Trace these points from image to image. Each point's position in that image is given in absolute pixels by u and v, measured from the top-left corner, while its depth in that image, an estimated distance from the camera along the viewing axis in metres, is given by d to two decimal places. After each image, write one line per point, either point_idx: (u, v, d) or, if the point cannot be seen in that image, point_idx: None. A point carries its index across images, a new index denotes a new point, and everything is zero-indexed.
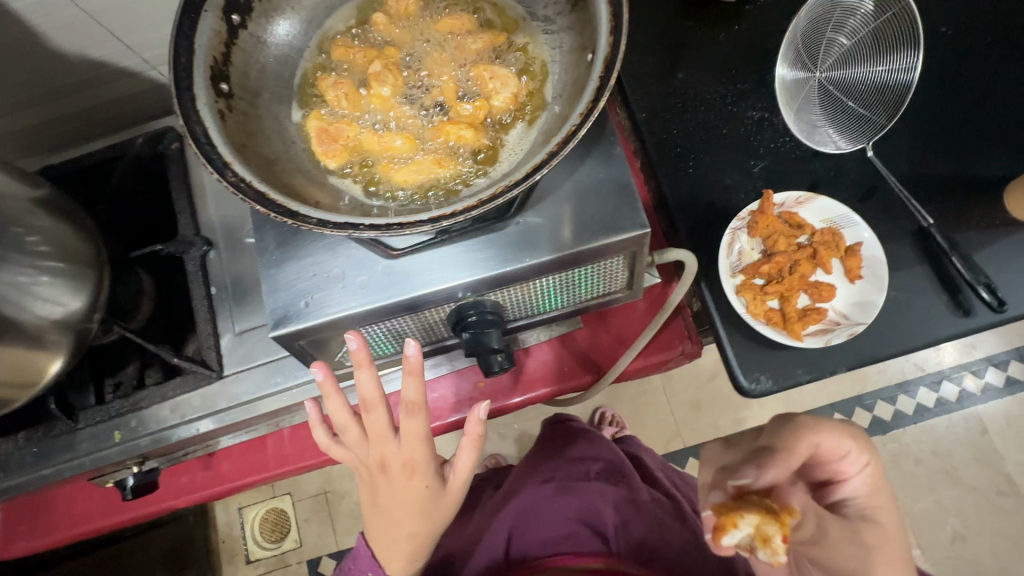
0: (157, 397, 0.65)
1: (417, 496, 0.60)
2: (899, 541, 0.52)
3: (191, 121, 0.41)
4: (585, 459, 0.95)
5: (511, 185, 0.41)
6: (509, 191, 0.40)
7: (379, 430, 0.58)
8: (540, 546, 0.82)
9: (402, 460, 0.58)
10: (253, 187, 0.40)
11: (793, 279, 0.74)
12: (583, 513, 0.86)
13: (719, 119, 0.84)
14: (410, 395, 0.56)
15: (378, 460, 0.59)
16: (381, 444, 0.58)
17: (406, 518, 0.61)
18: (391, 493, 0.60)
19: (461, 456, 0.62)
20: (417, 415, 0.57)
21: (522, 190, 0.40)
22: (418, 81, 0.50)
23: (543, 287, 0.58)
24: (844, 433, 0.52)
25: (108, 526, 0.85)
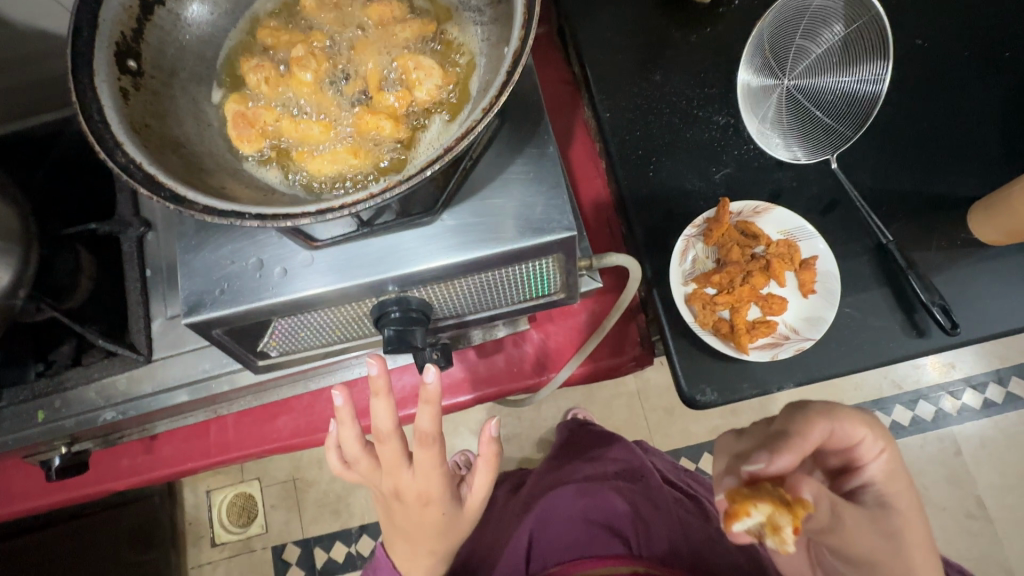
0: (83, 379, 0.64)
1: (431, 518, 0.59)
2: (917, 525, 0.51)
3: (85, 98, 0.39)
4: (602, 466, 0.97)
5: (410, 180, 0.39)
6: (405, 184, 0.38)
7: (392, 465, 0.56)
8: (560, 551, 0.80)
9: (416, 492, 0.57)
10: (143, 170, 0.38)
11: (745, 290, 0.72)
12: (603, 516, 0.83)
13: (684, 123, 0.82)
14: (423, 427, 0.54)
15: (391, 487, 0.57)
16: (394, 474, 0.56)
17: (428, 535, 0.61)
18: (408, 517, 0.59)
19: (477, 475, 0.62)
20: (430, 448, 0.54)
21: (414, 186, 0.40)
22: (342, 68, 0.48)
23: (473, 286, 0.56)
24: (861, 421, 0.49)
25: (47, 504, 0.84)
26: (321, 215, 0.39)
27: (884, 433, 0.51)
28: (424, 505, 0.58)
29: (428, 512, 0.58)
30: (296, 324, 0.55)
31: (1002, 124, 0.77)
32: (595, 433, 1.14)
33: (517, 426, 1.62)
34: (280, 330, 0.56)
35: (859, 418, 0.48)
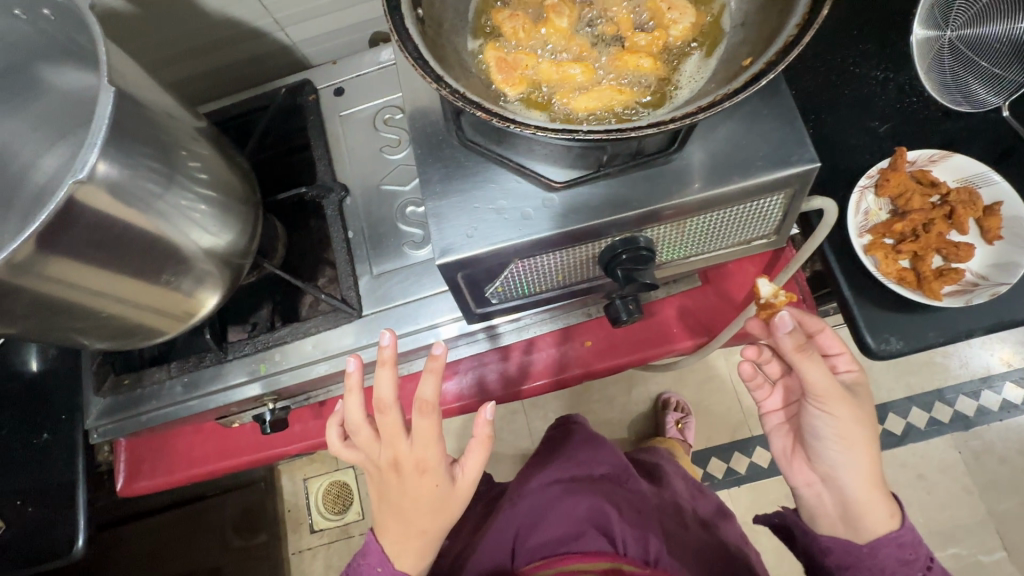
0: (300, 333, 0.68)
1: (419, 496, 0.58)
2: (865, 410, 0.61)
3: (404, 38, 0.43)
4: (588, 463, 0.96)
5: (718, 100, 0.41)
6: (725, 100, 0.40)
7: (388, 437, 0.57)
8: (546, 547, 0.81)
9: (414, 462, 0.57)
10: (467, 98, 0.41)
11: (929, 237, 0.72)
12: (591, 515, 0.84)
13: (841, 80, 0.82)
14: (425, 396, 0.55)
15: (385, 464, 0.58)
16: (393, 444, 0.57)
17: (413, 514, 0.59)
18: (401, 493, 0.59)
19: (470, 454, 0.62)
20: (430, 415, 0.56)
21: (727, 102, 0.41)
22: (593, 15, 0.51)
23: (698, 227, 0.57)
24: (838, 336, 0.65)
25: (224, 467, 0.89)
26: None
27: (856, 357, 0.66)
28: (420, 475, 0.58)
29: (422, 493, 0.58)
30: (526, 269, 0.58)
31: None
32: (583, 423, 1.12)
33: (607, 411, 1.62)
34: (512, 274, 0.58)
35: (834, 331, 0.65)
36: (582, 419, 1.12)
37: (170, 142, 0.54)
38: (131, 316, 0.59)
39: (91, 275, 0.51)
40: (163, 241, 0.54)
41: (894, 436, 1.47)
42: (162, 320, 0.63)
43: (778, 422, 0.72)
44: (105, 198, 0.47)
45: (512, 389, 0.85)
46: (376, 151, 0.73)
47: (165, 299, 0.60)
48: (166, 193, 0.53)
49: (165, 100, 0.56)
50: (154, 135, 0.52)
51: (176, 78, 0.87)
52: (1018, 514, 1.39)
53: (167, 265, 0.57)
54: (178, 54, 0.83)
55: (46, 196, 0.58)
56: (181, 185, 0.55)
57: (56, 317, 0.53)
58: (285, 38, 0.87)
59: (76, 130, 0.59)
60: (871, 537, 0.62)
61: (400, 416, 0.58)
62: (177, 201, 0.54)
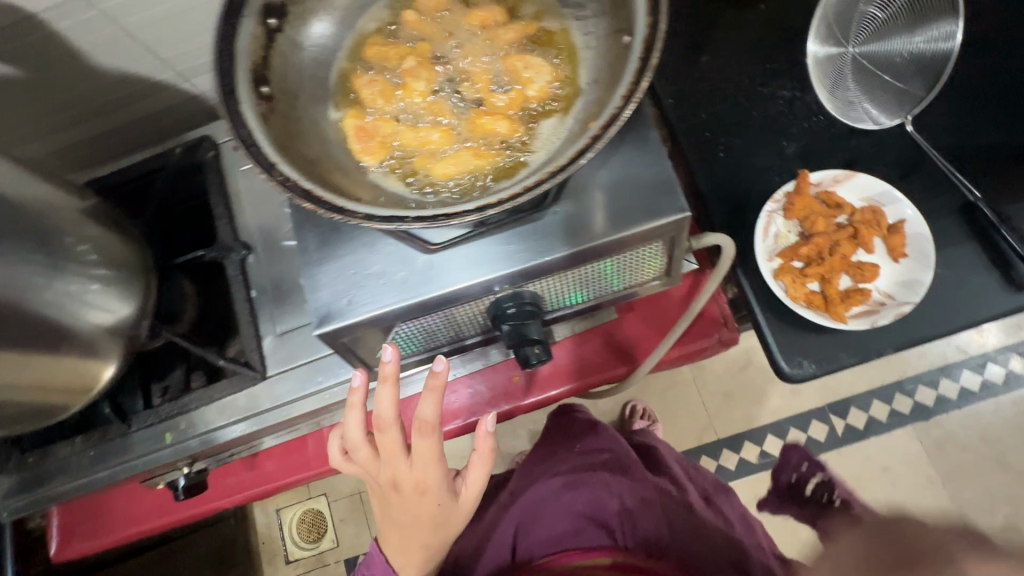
0: (204, 399, 0.67)
1: (425, 512, 0.57)
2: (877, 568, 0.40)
3: (237, 124, 0.42)
4: (588, 454, 0.93)
5: (546, 177, 0.41)
6: (554, 177, 0.40)
7: (389, 459, 0.53)
8: (547, 543, 0.83)
9: (415, 483, 0.54)
10: (300, 186, 0.40)
11: (834, 260, 0.72)
12: (589, 508, 0.86)
13: (749, 102, 0.82)
14: (424, 415, 0.51)
15: (386, 481, 0.55)
16: (392, 463, 0.53)
17: (421, 529, 0.58)
18: (403, 509, 0.57)
19: (471, 471, 0.59)
20: (430, 435, 0.52)
21: (561, 177, 0.41)
22: (453, 75, 0.50)
23: (585, 275, 0.57)
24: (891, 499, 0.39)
25: (160, 526, 0.88)
26: (477, 212, 0.40)
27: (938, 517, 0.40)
28: (423, 494, 0.55)
29: (426, 509, 0.56)
30: (415, 328, 0.57)
31: None
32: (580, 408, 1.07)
33: None
34: (400, 334, 0.58)
35: None
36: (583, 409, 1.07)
37: (54, 229, 0.55)
38: (40, 400, 0.58)
39: None
40: (56, 327, 0.55)
41: (858, 431, 1.47)
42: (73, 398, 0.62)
43: None
44: None
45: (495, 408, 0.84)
46: (277, 204, 0.73)
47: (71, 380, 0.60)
48: (54, 283, 0.53)
49: (41, 187, 0.56)
50: (29, 227, 0.52)
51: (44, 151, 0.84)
52: (981, 501, 1.40)
53: (67, 348, 0.57)
54: (49, 127, 0.81)
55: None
56: (74, 271, 0.56)
57: None
58: (193, 88, 0.85)
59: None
60: None
61: (400, 434, 0.53)
62: (70, 287, 0.55)
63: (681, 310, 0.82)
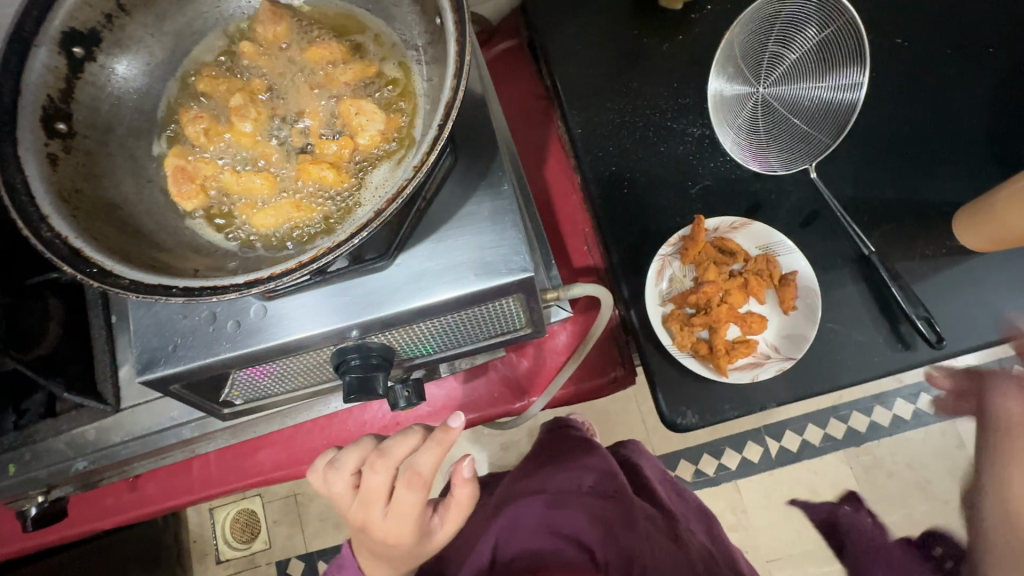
0: (53, 431, 0.64)
1: (397, 548, 0.56)
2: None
3: (8, 168, 0.38)
4: (575, 471, 0.89)
5: (328, 252, 0.38)
6: (330, 255, 0.37)
7: (375, 502, 0.53)
8: (523, 559, 0.78)
9: (386, 533, 0.54)
10: (69, 244, 0.37)
11: (723, 310, 0.70)
12: (572, 528, 0.82)
13: (658, 137, 0.80)
14: (418, 468, 0.52)
15: (359, 517, 0.55)
16: (371, 505, 0.54)
17: (392, 557, 0.59)
18: (375, 542, 0.57)
19: (450, 514, 0.60)
20: (418, 490, 0.52)
21: (353, 249, 0.38)
22: (283, 116, 0.47)
23: (438, 327, 0.55)
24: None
25: (31, 547, 0.84)
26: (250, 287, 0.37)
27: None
28: (393, 539, 0.55)
29: (398, 548, 0.56)
30: (256, 375, 0.54)
31: (988, 124, 0.74)
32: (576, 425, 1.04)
33: None
34: (240, 380, 0.55)
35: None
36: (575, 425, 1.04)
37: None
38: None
39: None
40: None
41: (791, 453, 1.49)
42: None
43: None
44: None
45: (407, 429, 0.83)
46: None
47: None
48: None
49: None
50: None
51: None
52: (904, 528, 1.42)
53: None
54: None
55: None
56: None
57: None
58: None
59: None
60: None
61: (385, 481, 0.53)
62: None
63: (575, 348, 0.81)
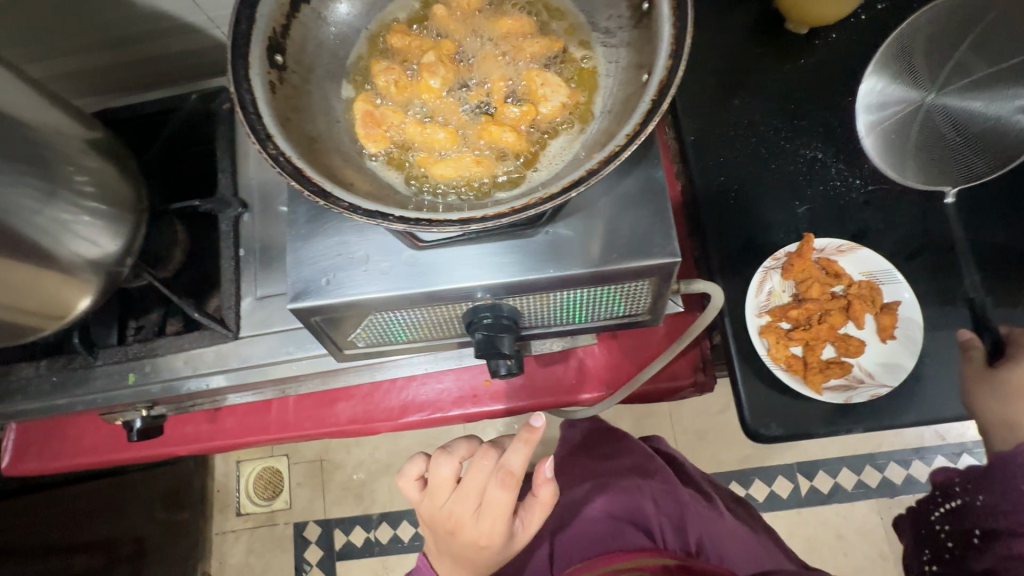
0: (173, 348, 0.67)
1: (484, 550, 0.61)
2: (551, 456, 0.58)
3: (241, 88, 0.41)
4: (611, 463, 0.91)
5: (535, 202, 0.40)
6: (543, 204, 0.39)
7: (470, 502, 0.61)
8: (584, 549, 0.76)
9: (480, 533, 0.61)
10: (292, 163, 0.40)
11: (821, 328, 0.72)
12: (626, 511, 0.80)
13: (770, 154, 0.81)
14: (510, 466, 0.60)
15: (453, 518, 0.62)
16: (465, 505, 0.61)
17: (480, 561, 0.63)
18: (463, 548, 0.63)
19: (529, 512, 0.66)
20: (511, 488, 0.60)
21: (557, 205, 0.40)
22: (469, 78, 0.50)
23: (566, 300, 0.57)
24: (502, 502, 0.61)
25: (110, 460, 0.88)
26: (463, 225, 0.40)
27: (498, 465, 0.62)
28: (484, 540, 0.61)
29: (485, 552, 0.62)
30: (389, 320, 0.57)
31: None
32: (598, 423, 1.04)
33: None
34: (374, 323, 0.58)
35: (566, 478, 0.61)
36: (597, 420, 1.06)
37: (56, 158, 0.56)
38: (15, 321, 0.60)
39: None
40: (35, 251, 0.55)
41: (821, 494, 1.47)
42: (40, 321, 0.62)
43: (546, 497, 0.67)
44: None
45: (460, 409, 0.85)
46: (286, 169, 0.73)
47: (38, 304, 0.60)
48: (44, 209, 0.54)
49: (47, 113, 0.56)
50: (35, 151, 0.53)
51: (68, 70, 0.84)
52: None
53: (43, 269, 0.57)
54: (57, 50, 0.80)
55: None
56: (63, 197, 0.56)
57: None
58: (222, 37, 0.84)
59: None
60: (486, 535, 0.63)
61: (481, 482, 0.61)
62: (58, 215, 0.56)
63: (659, 346, 0.82)
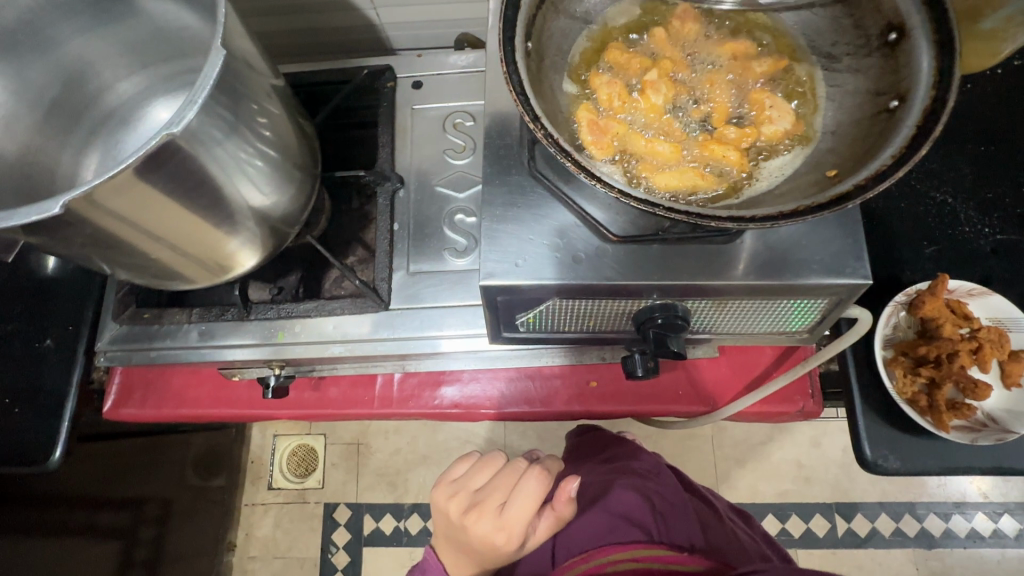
0: (324, 311, 0.69)
1: (498, 550, 0.64)
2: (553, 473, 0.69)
3: (511, 70, 0.44)
4: (616, 467, 0.89)
5: (801, 211, 0.41)
6: (819, 213, 0.40)
7: (499, 492, 0.66)
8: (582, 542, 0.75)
9: (500, 529, 0.63)
10: (559, 144, 0.43)
11: (951, 368, 0.72)
12: (624, 508, 0.76)
13: (900, 192, 0.81)
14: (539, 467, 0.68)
15: (476, 510, 0.65)
16: (490, 498, 0.66)
17: (489, 557, 0.66)
18: (475, 544, 0.65)
19: (542, 521, 0.68)
20: (537, 485, 0.65)
21: (828, 215, 0.40)
22: (690, 98, 0.52)
23: (737, 309, 0.58)
24: (527, 492, 0.65)
25: (213, 415, 0.90)
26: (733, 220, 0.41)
27: (522, 467, 0.69)
28: (498, 539, 0.63)
29: (498, 551, 0.64)
30: (562, 308, 0.59)
31: None
32: (606, 435, 1.04)
33: None
34: (546, 309, 0.59)
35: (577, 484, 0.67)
36: (600, 429, 1.08)
37: (246, 97, 0.54)
38: (173, 262, 0.59)
39: (141, 212, 0.50)
40: (216, 192, 0.54)
41: (858, 537, 1.39)
42: (193, 267, 0.62)
43: (547, 521, 0.68)
44: (180, 140, 0.47)
45: (567, 407, 0.85)
46: (441, 151, 0.75)
47: (201, 251, 0.60)
48: (230, 144, 0.52)
49: (251, 57, 0.55)
50: (230, 84, 0.51)
51: (260, 30, 0.87)
52: None
53: (210, 212, 0.55)
54: None
55: (136, 120, 0.71)
56: (246, 139, 0.55)
57: (105, 249, 0.53)
58: (374, 17, 0.86)
59: (182, 60, 0.66)
60: (493, 543, 0.64)
61: (506, 481, 0.67)
62: (239, 152, 0.54)
63: (771, 367, 0.83)
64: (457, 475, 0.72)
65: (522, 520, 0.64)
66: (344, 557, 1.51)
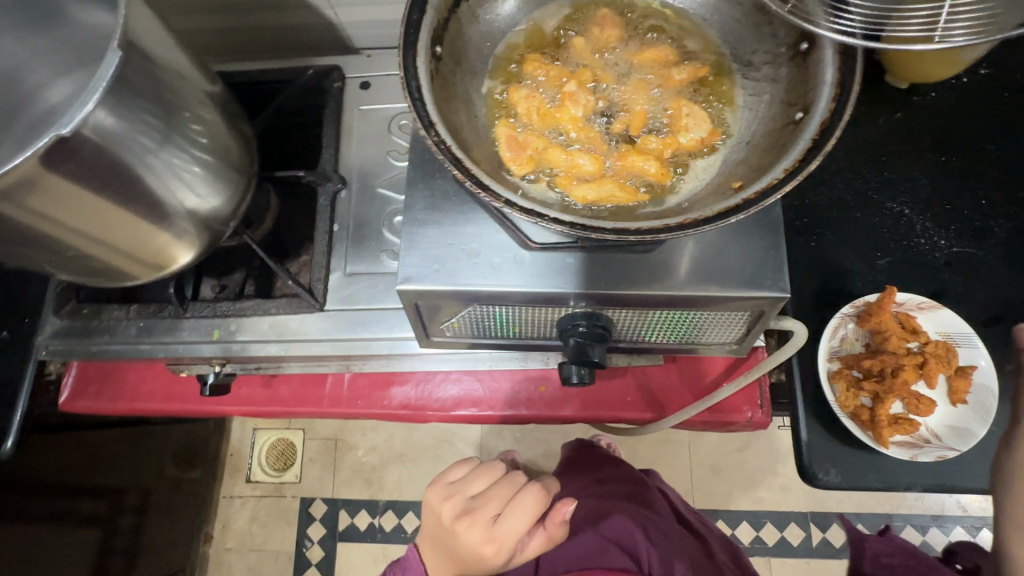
0: (261, 311, 0.69)
1: (485, 562, 0.62)
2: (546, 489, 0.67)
3: (409, 74, 0.44)
4: (609, 486, 0.89)
5: (690, 224, 0.41)
6: (701, 227, 0.40)
7: (494, 503, 0.63)
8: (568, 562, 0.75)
9: (491, 540, 0.61)
10: (453, 153, 0.43)
11: (895, 383, 0.71)
12: (616, 534, 0.77)
13: (856, 203, 0.80)
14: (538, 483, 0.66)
15: (468, 519, 0.63)
16: (485, 508, 0.63)
17: (474, 570, 0.64)
18: (464, 553, 0.63)
19: (532, 540, 0.66)
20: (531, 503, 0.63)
21: (714, 229, 0.40)
22: (610, 105, 0.52)
23: (661, 319, 0.58)
24: (523, 508, 0.62)
25: (166, 410, 0.91)
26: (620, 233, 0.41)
27: (521, 481, 0.66)
28: (487, 551, 0.61)
29: (485, 564, 0.62)
30: (485, 313, 0.59)
31: None
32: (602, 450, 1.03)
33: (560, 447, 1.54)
34: (469, 314, 0.59)
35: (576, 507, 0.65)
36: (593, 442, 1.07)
37: (174, 100, 0.54)
38: (110, 261, 0.60)
39: (62, 212, 0.51)
40: (141, 195, 0.54)
41: (832, 547, 1.38)
42: (132, 265, 0.63)
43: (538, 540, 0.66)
44: (94, 144, 0.48)
45: (513, 411, 0.85)
46: (386, 151, 0.75)
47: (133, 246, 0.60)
48: (157, 150, 0.53)
49: (178, 59, 0.56)
50: (153, 88, 0.52)
51: (200, 26, 0.87)
52: None
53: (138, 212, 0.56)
54: (178, 7, 0.83)
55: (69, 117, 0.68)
56: (177, 144, 0.55)
57: (24, 247, 0.54)
58: (332, 15, 0.85)
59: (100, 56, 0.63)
60: (482, 557, 0.62)
61: (504, 492, 0.64)
62: (169, 158, 0.54)
63: (719, 376, 0.83)
64: (454, 479, 0.68)
65: (513, 537, 0.61)
66: (318, 551, 1.52)
